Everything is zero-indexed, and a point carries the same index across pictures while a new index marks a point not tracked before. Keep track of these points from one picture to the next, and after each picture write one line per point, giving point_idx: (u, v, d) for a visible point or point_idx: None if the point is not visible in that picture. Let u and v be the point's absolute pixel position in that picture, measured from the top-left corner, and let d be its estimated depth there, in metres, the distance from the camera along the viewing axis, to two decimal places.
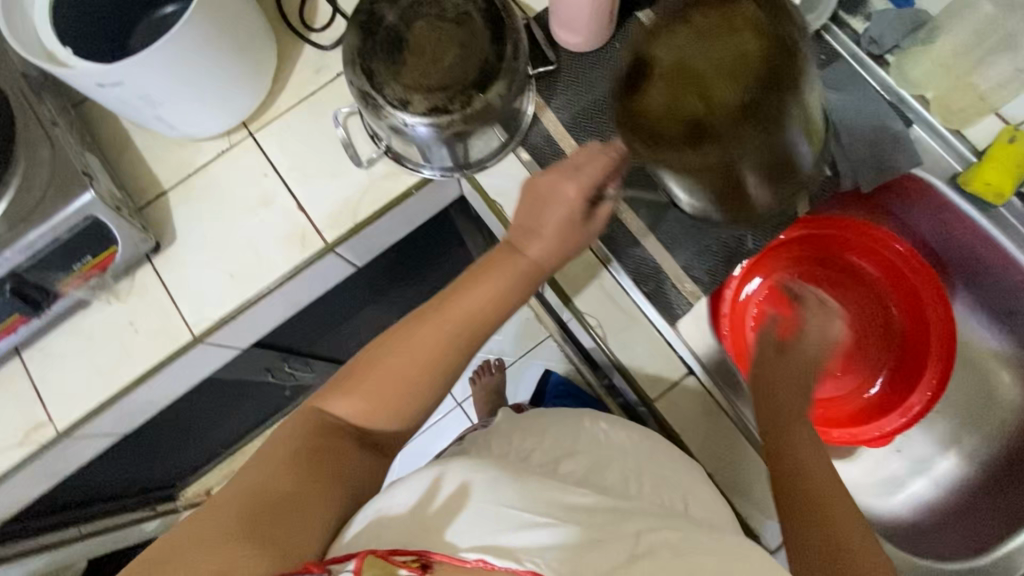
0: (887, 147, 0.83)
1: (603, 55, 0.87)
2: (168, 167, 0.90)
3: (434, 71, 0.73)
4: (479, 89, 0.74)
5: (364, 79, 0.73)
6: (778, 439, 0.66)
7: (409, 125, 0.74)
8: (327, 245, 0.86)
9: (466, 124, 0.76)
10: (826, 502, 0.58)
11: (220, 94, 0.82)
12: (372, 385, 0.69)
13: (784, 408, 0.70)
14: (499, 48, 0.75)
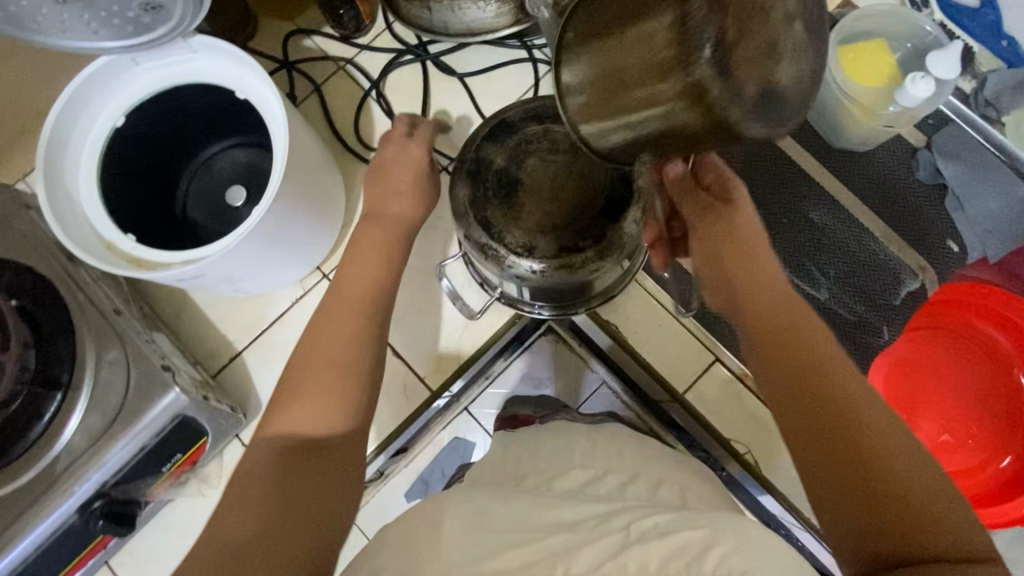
0: (1016, 216, 0.78)
1: None
2: (238, 326, 0.81)
3: (555, 210, 0.65)
4: (608, 220, 0.64)
5: (480, 229, 0.64)
6: (818, 423, 0.44)
7: (541, 271, 0.64)
8: (433, 391, 0.81)
9: (602, 258, 0.65)
10: (908, 494, 0.40)
11: (296, 251, 0.74)
12: (310, 400, 0.55)
13: (788, 362, 0.48)
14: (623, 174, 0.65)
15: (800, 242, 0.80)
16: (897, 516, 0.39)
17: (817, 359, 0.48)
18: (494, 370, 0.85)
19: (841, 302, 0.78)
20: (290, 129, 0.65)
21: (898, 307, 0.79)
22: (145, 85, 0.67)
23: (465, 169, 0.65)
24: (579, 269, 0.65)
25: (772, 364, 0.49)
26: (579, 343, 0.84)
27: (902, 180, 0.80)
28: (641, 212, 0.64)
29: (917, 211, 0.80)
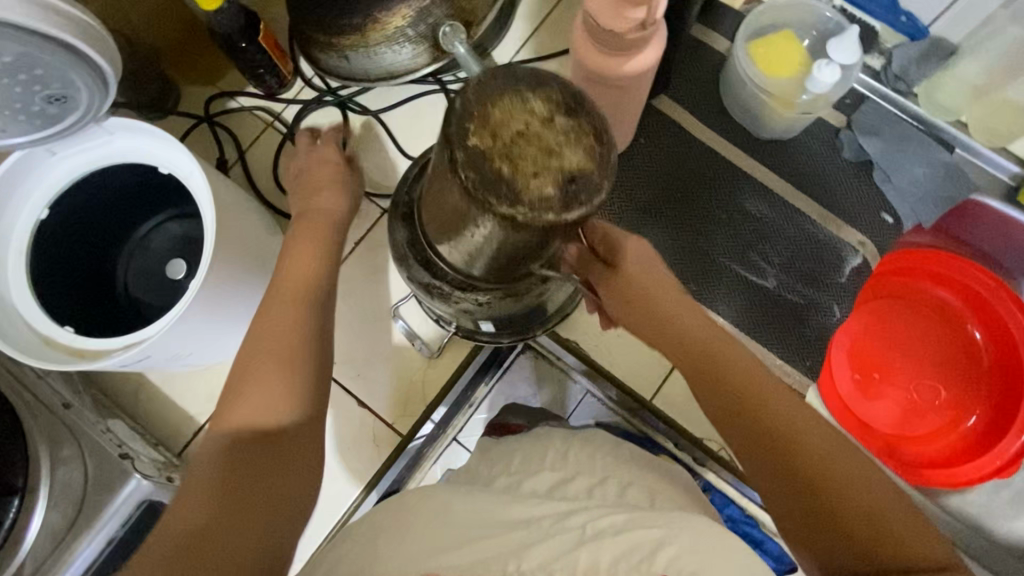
0: (941, 180, 0.81)
1: (632, 154, 0.83)
2: (198, 399, 0.79)
3: None
4: None
5: (423, 269, 0.65)
6: (780, 456, 0.45)
7: (487, 302, 0.65)
8: (404, 435, 0.80)
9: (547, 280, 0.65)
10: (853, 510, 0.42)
11: (244, 316, 0.73)
12: (256, 394, 0.52)
13: (727, 393, 0.49)
14: None
15: (742, 235, 0.81)
16: (850, 531, 0.41)
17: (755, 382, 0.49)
18: (477, 396, 0.83)
19: (789, 287, 0.80)
20: (215, 197, 0.64)
21: (845, 284, 0.80)
22: (66, 174, 0.66)
23: (400, 213, 0.66)
24: (526, 293, 0.65)
25: (710, 398, 0.50)
26: (557, 357, 0.83)
27: (830, 160, 0.83)
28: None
29: (849, 189, 0.82)
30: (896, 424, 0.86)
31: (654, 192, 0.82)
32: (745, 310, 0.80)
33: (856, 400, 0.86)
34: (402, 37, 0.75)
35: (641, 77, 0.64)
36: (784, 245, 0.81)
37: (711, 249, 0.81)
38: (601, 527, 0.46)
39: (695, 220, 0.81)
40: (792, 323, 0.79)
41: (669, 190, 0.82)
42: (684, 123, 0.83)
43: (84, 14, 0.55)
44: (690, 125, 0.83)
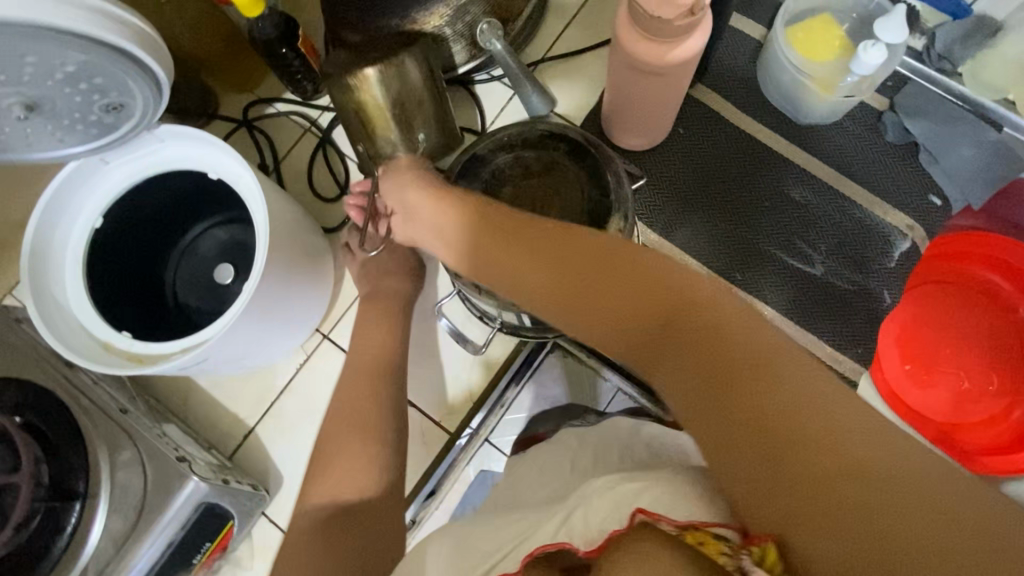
0: (989, 159, 0.79)
1: (670, 145, 0.82)
2: (246, 402, 0.80)
3: None
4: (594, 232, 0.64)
5: None
6: (701, 366, 0.39)
7: None
8: (451, 433, 0.80)
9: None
10: (801, 419, 0.35)
11: (292, 318, 0.74)
12: (342, 467, 0.59)
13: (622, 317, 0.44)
14: (601, 185, 0.65)
15: (786, 223, 0.80)
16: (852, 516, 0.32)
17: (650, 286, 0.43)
18: (507, 398, 0.81)
19: (836, 274, 0.79)
20: (265, 199, 0.65)
21: (895, 269, 0.79)
22: (119, 183, 0.67)
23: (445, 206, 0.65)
24: None
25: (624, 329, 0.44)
26: (586, 354, 0.81)
27: (874, 143, 0.81)
28: (626, 218, 0.64)
29: (895, 172, 0.81)
30: (949, 411, 0.85)
31: (695, 183, 0.81)
32: (793, 299, 0.78)
33: (903, 388, 0.86)
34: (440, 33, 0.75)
35: (684, 64, 0.63)
36: (828, 231, 0.80)
37: (756, 238, 0.80)
38: (634, 488, 0.45)
39: (738, 209, 0.81)
40: (842, 310, 0.78)
41: (710, 180, 0.81)
42: (722, 112, 0.83)
43: (142, 22, 0.55)
44: (728, 114, 0.83)
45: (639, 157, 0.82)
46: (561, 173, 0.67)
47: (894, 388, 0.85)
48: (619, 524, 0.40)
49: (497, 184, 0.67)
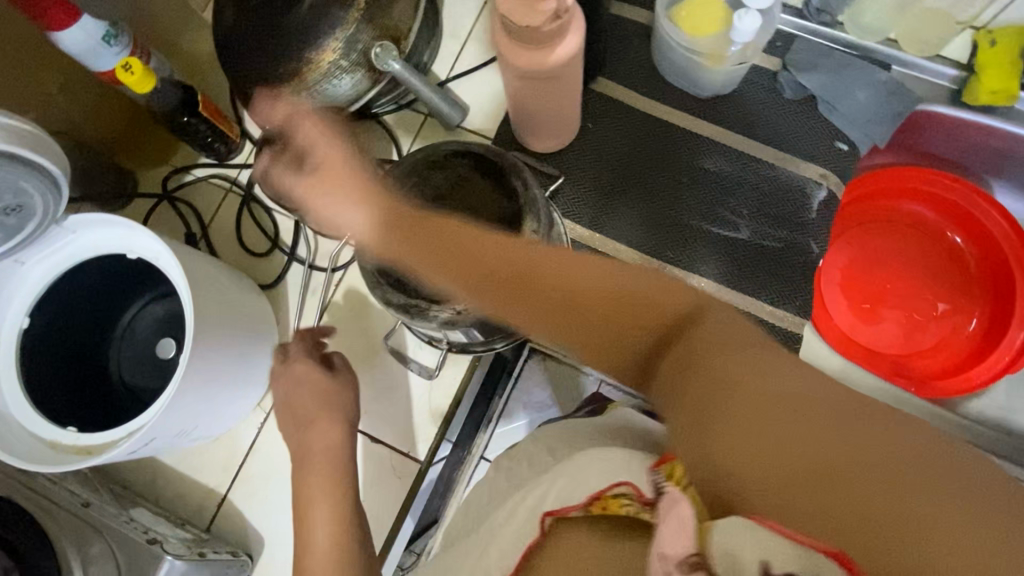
0: (885, 98, 0.82)
1: (581, 140, 0.84)
2: (214, 470, 0.80)
3: None
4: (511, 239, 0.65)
5: (399, 294, 0.66)
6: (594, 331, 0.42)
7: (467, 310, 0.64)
8: (422, 462, 0.80)
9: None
10: (714, 364, 0.37)
11: (240, 379, 0.74)
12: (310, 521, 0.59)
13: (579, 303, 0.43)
14: (509, 192, 0.67)
15: (706, 194, 0.82)
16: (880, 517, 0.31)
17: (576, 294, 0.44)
18: (495, 410, 0.84)
19: (762, 234, 0.81)
20: (183, 270, 0.65)
21: (817, 219, 0.81)
22: (39, 280, 0.67)
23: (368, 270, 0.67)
24: None
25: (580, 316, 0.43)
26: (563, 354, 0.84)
27: (774, 103, 0.84)
28: (537, 220, 0.65)
29: (799, 126, 0.83)
30: (901, 343, 0.90)
31: (611, 172, 0.83)
32: (726, 266, 0.80)
33: (856, 330, 0.90)
34: (337, 71, 0.76)
35: (567, 64, 0.65)
36: (747, 193, 0.82)
37: (680, 215, 0.82)
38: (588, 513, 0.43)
39: (658, 189, 0.83)
40: (774, 269, 0.80)
41: (627, 167, 0.83)
42: (626, 100, 0.85)
43: (19, 122, 0.56)
44: (632, 100, 0.85)
45: (555, 158, 0.84)
46: (471, 188, 0.68)
47: (847, 332, 0.90)
48: (533, 533, 0.51)
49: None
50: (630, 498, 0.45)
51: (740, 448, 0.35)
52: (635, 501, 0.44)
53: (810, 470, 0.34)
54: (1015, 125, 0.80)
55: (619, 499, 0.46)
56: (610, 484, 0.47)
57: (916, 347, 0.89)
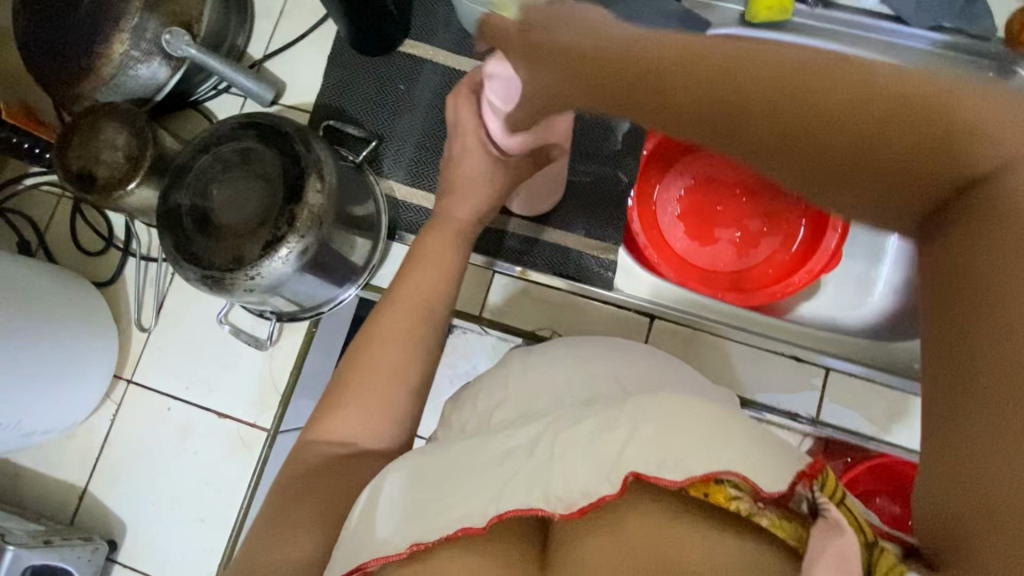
0: (677, 25, 0.85)
1: (392, 102, 0.86)
2: (73, 466, 0.82)
3: (249, 215, 0.67)
4: (293, 199, 0.66)
5: (195, 267, 0.67)
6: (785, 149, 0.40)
7: (258, 274, 0.66)
8: (269, 429, 0.80)
9: (311, 236, 0.66)
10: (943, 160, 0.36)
11: (72, 371, 0.76)
12: None
13: (845, 166, 0.39)
14: (291, 154, 0.68)
15: None
16: None
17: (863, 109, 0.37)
18: None
19: (571, 170, 0.84)
20: None
21: (621, 150, 0.85)
22: None
23: (180, 237, 0.68)
24: (308, 250, 0.67)
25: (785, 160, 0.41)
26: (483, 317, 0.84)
27: None
28: (323, 178, 0.68)
29: None
30: (734, 260, 0.92)
31: (424, 129, 0.85)
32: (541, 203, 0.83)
33: (692, 253, 0.93)
34: (131, 62, 0.77)
35: None
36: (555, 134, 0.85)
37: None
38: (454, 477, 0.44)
39: None
40: (588, 201, 0.84)
41: (441, 122, 0.85)
42: (432, 58, 0.87)
43: None
44: (438, 58, 0.87)
45: (368, 121, 0.86)
46: (257, 156, 0.69)
47: (683, 257, 0.92)
48: (613, 488, 0.41)
49: (205, 186, 0.69)
50: (744, 492, 0.40)
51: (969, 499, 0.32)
52: (749, 498, 0.40)
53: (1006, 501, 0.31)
54: (794, 35, 0.84)
55: (728, 489, 0.40)
56: (723, 468, 0.40)
57: (749, 262, 0.92)
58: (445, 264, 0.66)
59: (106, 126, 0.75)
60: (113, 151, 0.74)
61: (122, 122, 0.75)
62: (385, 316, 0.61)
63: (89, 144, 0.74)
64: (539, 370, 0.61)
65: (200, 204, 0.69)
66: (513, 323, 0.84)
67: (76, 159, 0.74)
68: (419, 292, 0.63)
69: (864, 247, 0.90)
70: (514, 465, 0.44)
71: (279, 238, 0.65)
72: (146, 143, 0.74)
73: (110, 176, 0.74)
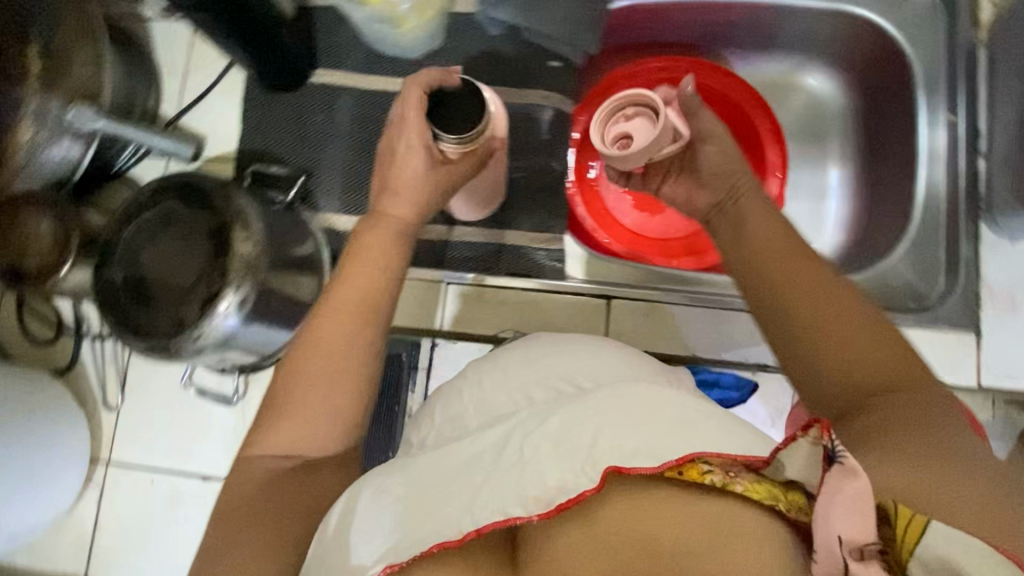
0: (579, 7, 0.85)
1: (315, 135, 0.86)
2: (70, 557, 0.81)
3: (183, 277, 0.67)
4: (222, 254, 0.66)
5: (137, 340, 0.66)
6: (776, 311, 0.49)
7: (203, 334, 0.65)
8: None
9: (247, 286, 0.66)
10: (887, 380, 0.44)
11: (46, 466, 0.75)
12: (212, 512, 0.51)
13: (802, 336, 0.47)
14: (211, 209, 0.67)
15: None
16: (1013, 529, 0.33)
17: (852, 316, 0.46)
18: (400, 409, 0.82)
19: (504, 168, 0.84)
20: None
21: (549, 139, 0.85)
22: None
23: (115, 312, 0.67)
24: (247, 301, 0.66)
25: (777, 334, 0.48)
26: (446, 328, 0.83)
27: (483, 43, 0.86)
28: (248, 227, 0.67)
29: (509, 58, 0.86)
30: None
31: (352, 155, 0.85)
32: None
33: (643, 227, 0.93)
34: (40, 147, 0.72)
35: None
36: None
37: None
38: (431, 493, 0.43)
39: None
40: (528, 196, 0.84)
41: (368, 145, 0.85)
42: (346, 85, 0.86)
43: None
44: (352, 83, 0.86)
45: (293, 159, 0.85)
46: (180, 217, 0.68)
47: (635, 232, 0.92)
48: (590, 484, 0.41)
49: (133, 257, 0.68)
50: (715, 465, 0.40)
51: (938, 487, 0.35)
52: (721, 471, 0.40)
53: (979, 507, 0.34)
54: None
55: (701, 465, 0.40)
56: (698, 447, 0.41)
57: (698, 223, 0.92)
58: (386, 266, 0.60)
59: (28, 218, 0.75)
60: (37, 241, 0.75)
61: (46, 212, 0.76)
62: (329, 326, 0.56)
63: (14, 238, 0.75)
64: (498, 375, 0.61)
65: (132, 275, 0.68)
66: (476, 329, 0.83)
67: (5, 255, 0.75)
68: (356, 296, 0.58)
69: (811, 186, 0.92)
70: (470, 481, 0.45)
71: (217, 294, 0.65)
72: (70, 228, 0.75)
73: (42, 265, 0.74)
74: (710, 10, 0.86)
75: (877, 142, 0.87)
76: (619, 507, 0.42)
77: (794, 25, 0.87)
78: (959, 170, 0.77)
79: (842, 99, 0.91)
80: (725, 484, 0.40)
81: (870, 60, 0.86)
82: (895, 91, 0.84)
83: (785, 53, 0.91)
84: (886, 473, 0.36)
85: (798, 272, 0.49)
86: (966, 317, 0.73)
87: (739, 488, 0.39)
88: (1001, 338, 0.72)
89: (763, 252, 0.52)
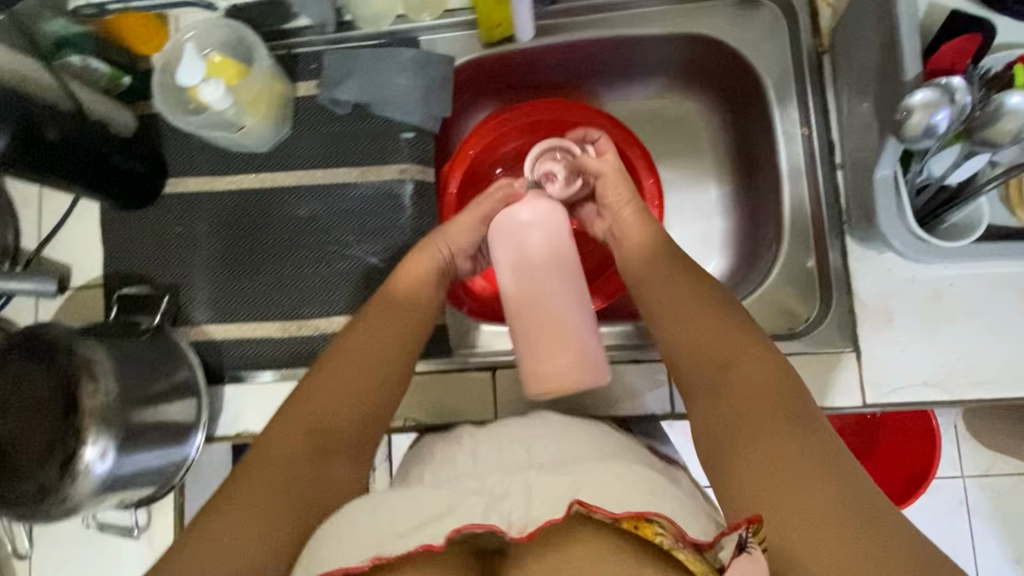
0: (423, 72, 0.83)
1: (178, 246, 0.84)
2: None
3: (37, 440, 0.65)
4: (70, 411, 0.64)
5: (7, 510, 0.66)
6: (702, 345, 0.68)
7: (67, 496, 0.64)
8: None
9: (104, 437, 0.65)
10: (788, 405, 0.60)
11: None
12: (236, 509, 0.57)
13: (724, 374, 0.65)
14: (54, 364, 0.66)
15: (310, 243, 0.83)
16: (844, 539, 0.50)
17: (740, 360, 0.65)
18: None
19: (373, 250, 0.82)
20: None
21: (414, 213, 0.83)
22: None
23: None
24: (106, 452, 0.65)
25: (696, 367, 0.67)
26: None
27: (333, 123, 0.84)
28: (96, 377, 0.65)
29: (362, 134, 0.84)
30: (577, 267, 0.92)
31: (219, 261, 0.83)
32: (358, 292, 0.81)
33: None
34: None
35: None
36: (346, 219, 0.83)
37: (287, 280, 0.82)
38: None
39: (266, 258, 0.83)
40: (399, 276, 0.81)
41: (233, 249, 0.83)
42: (201, 189, 0.84)
43: None
44: (207, 186, 0.84)
45: (160, 275, 0.84)
46: (27, 376, 0.66)
47: None
48: (558, 514, 0.50)
49: None
50: (667, 531, 0.48)
51: (797, 511, 0.53)
52: (671, 535, 0.48)
53: (824, 525, 0.51)
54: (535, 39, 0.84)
55: (655, 527, 0.49)
56: (654, 510, 0.49)
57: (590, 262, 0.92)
58: (407, 315, 0.73)
59: None
60: None
61: None
62: (351, 349, 0.69)
63: None
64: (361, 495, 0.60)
65: None
66: None
67: None
68: (355, 380, 0.67)
69: (693, 208, 0.91)
70: None
71: (72, 453, 0.64)
72: None
73: None
74: (553, 51, 0.86)
75: (748, 157, 0.86)
76: (573, 541, 0.50)
77: (643, 51, 0.85)
78: (821, 182, 0.75)
79: (708, 116, 0.90)
80: (671, 547, 0.48)
81: (724, 75, 0.85)
82: (753, 104, 0.83)
83: (644, 78, 0.90)
84: (769, 503, 0.54)
85: (713, 322, 0.68)
86: (845, 336, 0.72)
87: (679, 554, 0.48)
88: (883, 353, 0.70)
89: (678, 306, 0.71)
